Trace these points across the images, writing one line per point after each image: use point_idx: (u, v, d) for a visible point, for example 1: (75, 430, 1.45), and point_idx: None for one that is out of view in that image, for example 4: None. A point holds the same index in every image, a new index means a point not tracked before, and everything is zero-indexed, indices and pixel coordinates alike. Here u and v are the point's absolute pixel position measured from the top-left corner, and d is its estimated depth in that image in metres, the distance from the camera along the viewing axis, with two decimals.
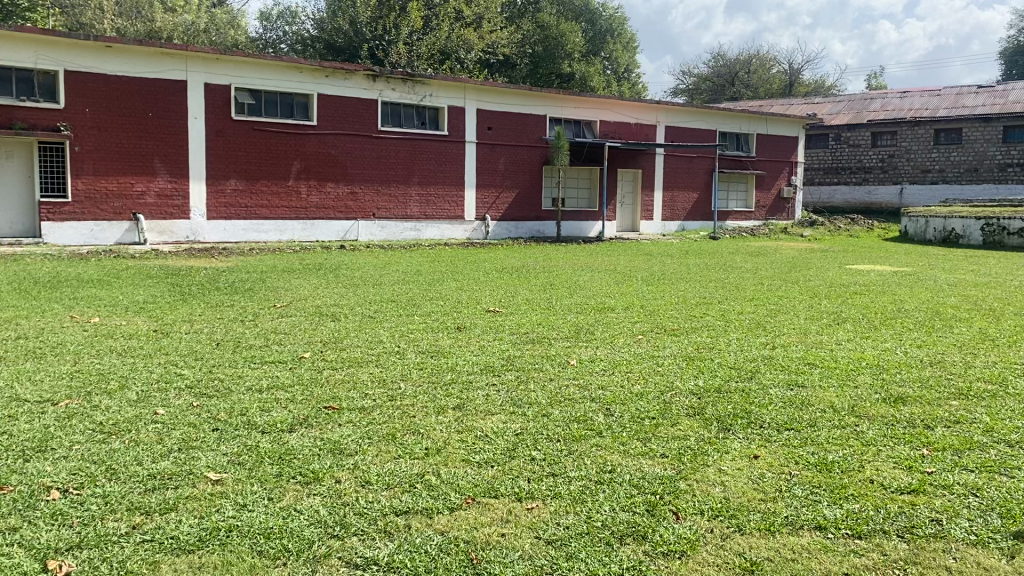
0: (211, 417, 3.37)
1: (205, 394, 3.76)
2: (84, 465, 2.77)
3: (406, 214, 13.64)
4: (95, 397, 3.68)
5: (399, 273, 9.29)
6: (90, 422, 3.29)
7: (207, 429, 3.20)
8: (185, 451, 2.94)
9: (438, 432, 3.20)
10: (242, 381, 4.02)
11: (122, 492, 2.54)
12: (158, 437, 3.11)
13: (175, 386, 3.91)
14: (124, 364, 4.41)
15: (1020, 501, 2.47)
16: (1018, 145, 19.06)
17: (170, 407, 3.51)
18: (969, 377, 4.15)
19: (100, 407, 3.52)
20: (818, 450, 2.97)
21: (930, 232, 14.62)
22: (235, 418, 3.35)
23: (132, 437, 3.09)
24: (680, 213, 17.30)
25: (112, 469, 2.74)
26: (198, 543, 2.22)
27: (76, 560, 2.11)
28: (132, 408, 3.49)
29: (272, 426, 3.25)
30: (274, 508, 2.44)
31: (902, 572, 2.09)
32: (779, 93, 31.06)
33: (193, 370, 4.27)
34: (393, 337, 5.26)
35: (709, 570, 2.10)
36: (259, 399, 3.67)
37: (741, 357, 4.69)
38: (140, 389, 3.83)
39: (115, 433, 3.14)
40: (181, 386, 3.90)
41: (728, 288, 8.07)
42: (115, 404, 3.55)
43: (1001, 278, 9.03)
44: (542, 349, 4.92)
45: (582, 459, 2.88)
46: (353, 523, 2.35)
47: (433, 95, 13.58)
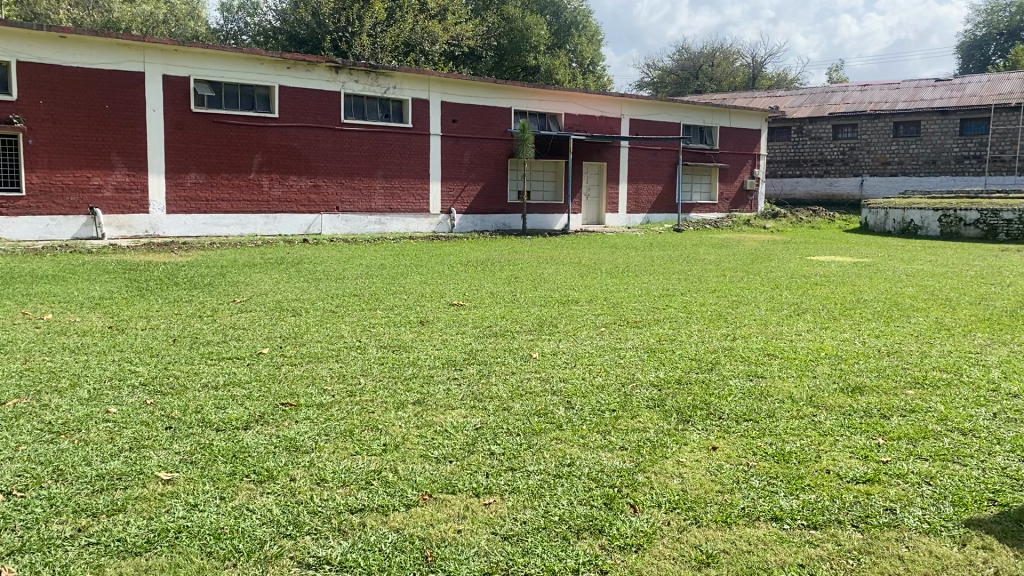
0: (164, 416, 3.24)
1: (160, 392, 3.63)
2: (30, 466, 2.64)
3: (369, 207, 13.48)
4: (44, 396, 3.52)
5: (362, 266, 9.16)
6: (38, 421, 3.14)
7: (160, 429, 3.07)
8: (137, 451, 2.81)
9: (397, 428, 3.11)
10: (198, 378, 3.89)
11: (69, 494, 2.42)
12: (108, 436, 2.98)
13: (129, 383, 3.77)
14: (76, 362, 4.24)
15: (973, 489, 2.45)
16: (975, 138, 19.38)
17: (123, 406, 3.38)
18: (925, 366, 4.16)
19: (49, 406, 3.37)
20: (776, 441, 2.93)
21: (890, 223, 14.78)
22: (190, 416, 3.23)
23: (82, 437, 2.96)
24: (645, 206, 17.33)
25: (59, 470, 2.61)
26: (145, 545, 2.12)
27: (16, 565, 2.00)
28: (83, 408, 3.34)
29: (228, 423, 3.14)
30: (225, 508, 2.34)
31: (855, 562, 2.04)
32: (742, 86, 31.31)
33: (149, 367, 4.13)
34: (355, 332, 5.16)
35: (665, 564, 2.04)
36: (216, 396, 3.55)
37: (702, 348, 4.66)
38: (93, 388, 3.68)
39: (64, 432, 3.01)
40: (135, 384, 3.75)
41: (691, 280, 8.06)
42: (65, 403, 3.41)
43: (958, 268, 9.14)
44: (505, 342, 4.85)
45: (542, 453, 2.81)
46: (306, 522, 2.25)
47: (397, 87, 13.40)
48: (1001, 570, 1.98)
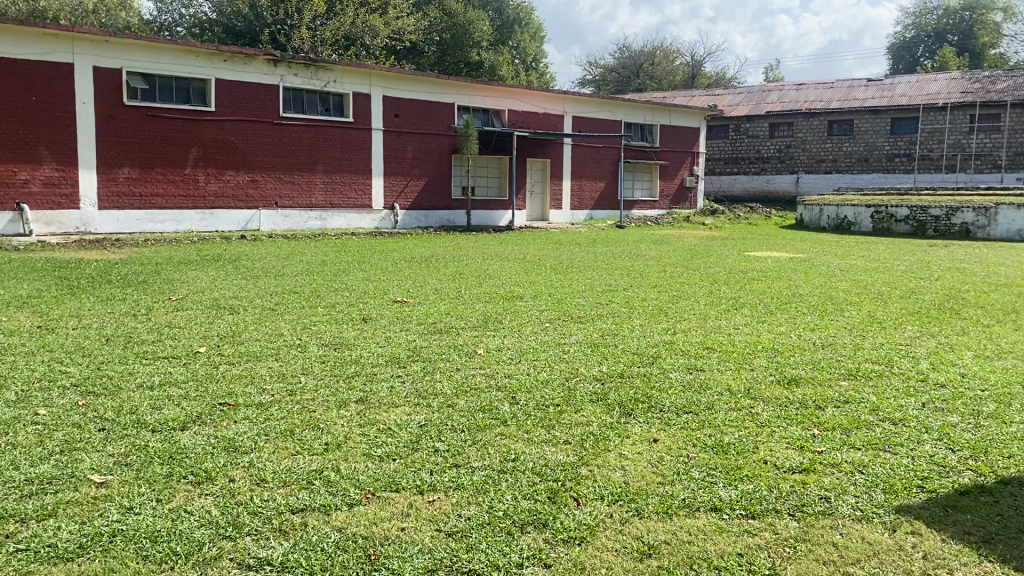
0: (97, 417, 3.15)
1: (92, 392, 3.53)
2: None
3: (310, 203, 13.29)
4: None
5: (303, 263, 9.02)
6: None
7: (93, 430, 2.99)
8: (68, 454, 2.72)
9: (339, 426, 3.07)
10: (133, 378, 3.78)
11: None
12: (38, 439, 2.88)
13: (59, 384, 3.65)
14: (1, 363, 4.08)
15: (904, 477, 2.53)
16: (905, 137, 19.98)
17: (52, 407, 3.27)
18: (858, 358, 4.28)
19: None
20: (715, 433, 2.98)
21: (824, 219, 15.18)
22: (124, 417, 3.15)
23: (9, 441, 2.85)
24: (588, 202, 17.45)
25: None
26: (78, 550, 2.06)
27: None
28: (10, 410, 3.23)
29: (163, 424, 3.07)
30: (162, 510, 2.28)
31: (792, 551, 2.09)
32: (682, 84, 31.78)
33: (80, 367, 4.00)
34: (296, 330, 5.08)
35: (608, 556, 2.06)
36: (150, 397, 3.46)
37: (643, 342, 4.72)
38: (20, 389, 3.56)
39: None
40: (65, 385, 3.64)
41: (633, 276, 8.14)
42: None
43: (890, 263, 9.43)
44: (449, 339, 4.83)
45: (486, 449, 2.81)
46: (246, 523, 2.21)
47: (337, 81, 13.22)
48: (929, 554, 2.04)
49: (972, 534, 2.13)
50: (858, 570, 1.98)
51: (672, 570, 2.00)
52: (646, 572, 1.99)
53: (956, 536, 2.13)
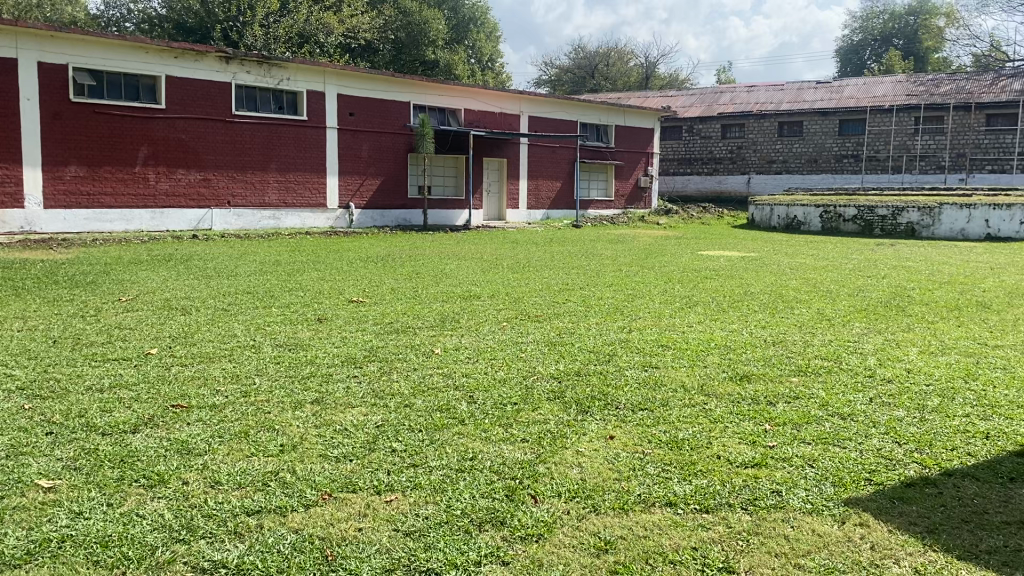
0: (44, 420, 3.10)
1: (39, 395, 3.47)
2: None
3: (263, 202, 13.14)
4: None
5: (256, 263, 8.93)
6: None
7: (41, 434, 2.94)
8: (15, 458, 2.68)
9: (296, 428, 3.07)
10: (81, 381, 3.72)
11: None
12: None
13: (4, 388, 3.58)
14: None
15: (851, 470, 2.61)
16: (853, 138, 20.43)
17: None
18: (808, 355, 4.39)
19: None
20: (669, 429, 3.05)
21: (775, 219, 15.45)
22: (73, 420, 3.10)
23: None
24: (545, 202, 17.54)
25: None
26: (27, 557, 2.03)
27: None
28: None
29: (114, 427, 3.03)
30: (114, 515, 2.26)
31: (742, 543, 2.15)
32: (636, 85, 32.12)
33: (26, 370, 3.93)
34: (249, 331, 5.04)
35: (565, 552, 2.10)
36: (99, 399, 3.41)
37: (599, 340, 4.78)
38: None
39: None
40: (11, 388, 3.57)
41: (589, 275, 8.22)
42: None
43: (838, 262, 9.65)
44: (406, 339, 4.83)
45: (444, 449, 2.83)
46: (201, 526, 2.20)
47: (290, 79, 13.08)
48: (876, 544, 2.12)
49: (916, 524, 2.22)
50: (809, 562, 2.04)
51: (628, 564, 2.04)
52: (603, 567, 2.03)
53: (902, 526, 2.21)
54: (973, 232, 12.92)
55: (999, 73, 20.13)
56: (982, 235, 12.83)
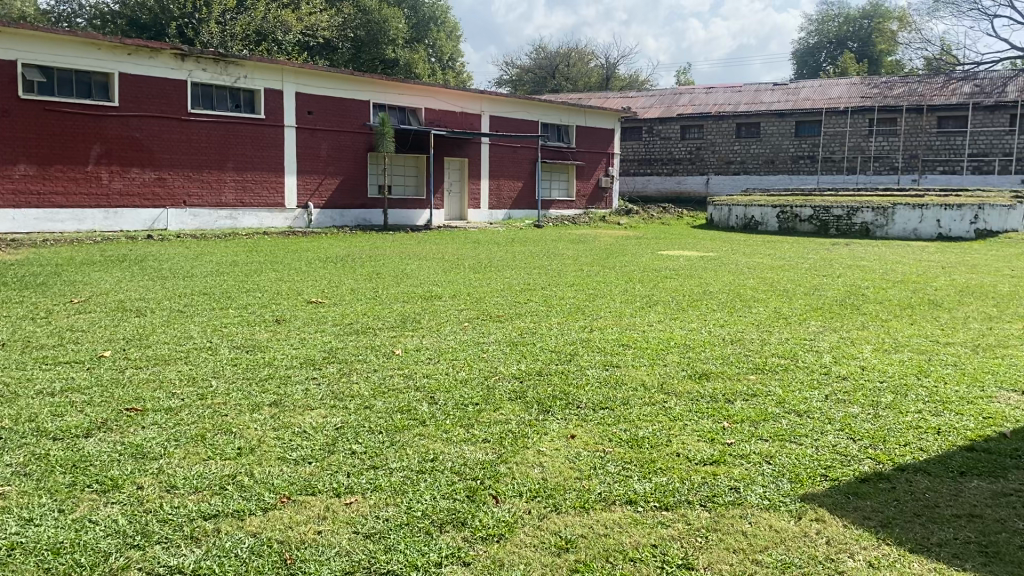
0: None
1: None
2: None
3: (220, 202, 12.95)
4: None
5: (212, 264, 8.82)
6: None
7: None
8: None
9: (253, 430, 3.02)
10: (30, 385, 3.62)
11: None
12: None
13: None
14: None
15: (808, 466, 2.65)
16: (809, 139, 20.76)
17: None
18: (766, 353, 4.44)
19: None
20: (630, 427, 3.06)
21: (733, 219, 15.66)
22: (22, 425, 3.02)
23: None
24: (506, 202, 17.54)
25: None
26: None
27: None
28: None
29: (65, 431, 2.95)
30: (65, 521, 2.20)
31: (702, 540, 2.16)
32: (597, 86, 32.30)
33: None
34: (205, 332, 4.95)
35: (526, 552, 2.09)
36: (50, 404, 3.32)
37: (561, 340, 4.79)
38: None
39: None
40: None
41: (551, 275, 8.23)
42: None
43: (794, 261, 9.80)
44: (366, 339, 4.79)
45: (404, 450, 2.80)
46: (155, 531, 2.16)
47: (248, 77, 12.90)
48: (832, 539, 2.14)
49: (871, 518, 2.25)
50: (766, 557, 2.06)
51: (589, 563, 2.04)
52: (564, 565, 2.03)
53: (857, 521, 2.24)
54: (925, 232, 13.20)
55: (950, 77, 20.59)
56: (933, 234, 13.12)
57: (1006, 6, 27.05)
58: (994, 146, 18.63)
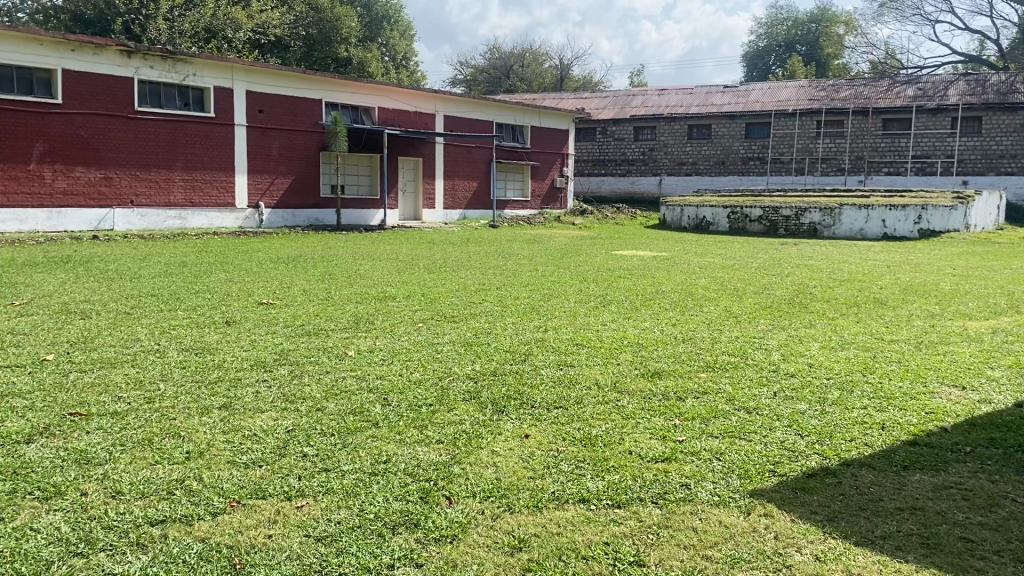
0: None
1: None
2: None
3: (168, 202, 12.71)
4: None
5: (160, 264, 8.67)
6: None
7: None
8: None
9: (202, 434, 2.97)
10: None
11: None
12: None
13: None
14: None
15: (757, 462, 2.69)
16: (759, 140, 21.11)
17: None
18: (716, 351, 4.50)
19: None
20: (583, 426, 3.08)
21: (685, 220, 15.86)
22: None
23: None
24: (461, 202, 17.50)
25: None
26: None
27: None
28: None
29: (5, 438, 2.88)
30: (4, 530, 2.14)
31: (653, 538, 2.18)
32: (551, 87, 32.44)
33: None
34: (153, 335, 4.86)
35: (479, 552, 2.09)
36: None
37: (515, 340, 4.80)
38: None
39: None
40: None
41: (505, 275, 8.25)
42: None
43: (744, 261, 9.95)
44: (319, 341, 4.75)
45: (356, 452, 2.79)
46: (100, 538, 2.12)
47: (197, 75, 12.69)
48: (780, 533, 2.18)
49: (817, 513, 2.30)
50: (717, 553, 2.09)
51: (542, 562, 2.05)
52: (517, 565, 2.03)
53: (803, 516, 2.28)
54: (871, 232, 13.49)
55: (894, 80, 21.09)
56: (879, 234, 13.42)
57: (947, 11, 27.83)
58: (936, 148, 19.12)
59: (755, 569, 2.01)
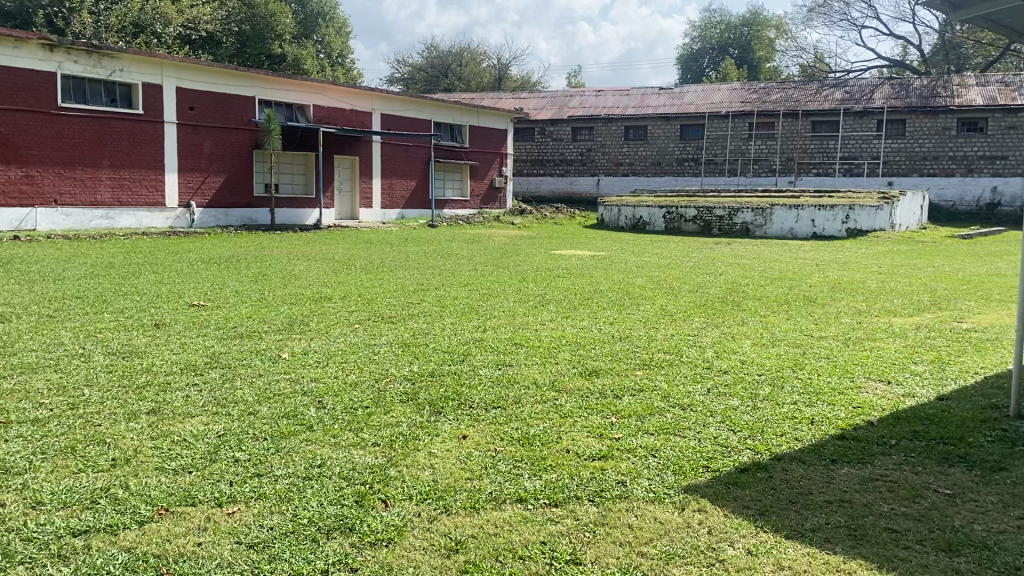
0: None
1: None
2: None
3: (94, 201, 12.32)
4: None
5: (85, 265, 8.39)
6: None
7: None
8: None
9: (128, 440, 2.87)
10: None
11: None
12: None
13: None
14: None
15: (691, 458, 2.72)
16: (693, 141, 21.46)
17: None
18: (652, 349, 4.55)
19: None
20: (521, 425, 3.07)
21: (622, 220, 16.02)
22: None
23: None
24: (399, 201, 17.35)
25: None
26: None
27: None
28: None
29: None
30: None
31: (590, 535, 2.18)
32: (488, 86, 32.43)
33: None
34: (77, 338, 4.69)
35: (415, 556, 2.05)
36: None
37: (454, 340, 4.77)
38: None
39: None
40: None
41: (443, 275, 8.20)
42: None
43: (680, 260, 10.08)
44: (252, 343, 4.65)
45: (290, 456, 2.72)
46: (18, 551, 2.02)
47: (124, 70, 12.30)
48: (714, 529, 2.20)
49: (749, 507, 2.32)
50: (652, 549, 2.09)
51: (478, 563, 2.02)
52: (454, 567, 2.01)
53: (737, 511, 2.30)
54: (801, 232, 13.82)
55: (823, 83, 21.64)
56: (808, 234, 13.75)
57: (873, 17, 28.71)
58: (863, 150, 19.67)
59: (689, 564, 2.02)
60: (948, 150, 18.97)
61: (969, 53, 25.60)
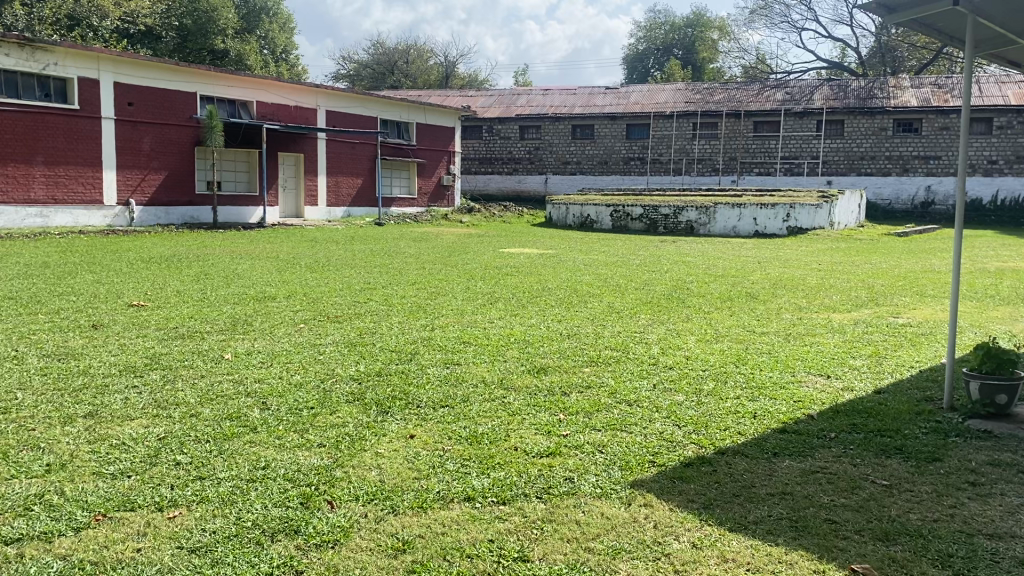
0: None
1: None
2: None
3: (28, 199, 11.96)
4: None
5: (19, 265, 8.10)
6: None
7: None
8: None
9: (65, 445, 2.78)
10: None
11: None
12: None
13: None
14: None
15: (638, 453, 2.75)
16: (639, 141, 21.68)
17: None
18: (599, 346, 4.57)
19: None
20: (469, 424, 3.05)
21: (570, 218, 16.09)
22: None
23: None
24: (344, 199, 17.17)
25: None
26: None
27: None
28: None
29: None
30: None
31: (538, 532, 2.18)
32: (436, 84, 32.29)
33: None
34: (10, 341, 4.52)
35: (362, 556, 2.03)
36: None
37: (400, 340, 4.72)
38: None
39: None
40: None
41: (392, 273, 8.13)
42: None
43: (627, 258, 10.14)
44: (194, 344, 4.55)
45: (233, 459, 2.67)
46: None
47: (58, 64, 11.93)
48: (659, 523, 2.22)
49: (694, 501, 2.36)
50: (599, 545, 2.10)
51: (426, 563, 2.01)
52: (401, 567, 1.99)
53: (681, 505, 2.33)
54: (743, 230, 14.05)
55: (764, 83, 22.03)
56: (751, 232, 14.00)
57: (812, 20, 29.24)
58: (803, 149, 20.10)
59: (636, 559, 2.03)
60: (884, 150, 19.50)
61: (903, 55, 26.29)
